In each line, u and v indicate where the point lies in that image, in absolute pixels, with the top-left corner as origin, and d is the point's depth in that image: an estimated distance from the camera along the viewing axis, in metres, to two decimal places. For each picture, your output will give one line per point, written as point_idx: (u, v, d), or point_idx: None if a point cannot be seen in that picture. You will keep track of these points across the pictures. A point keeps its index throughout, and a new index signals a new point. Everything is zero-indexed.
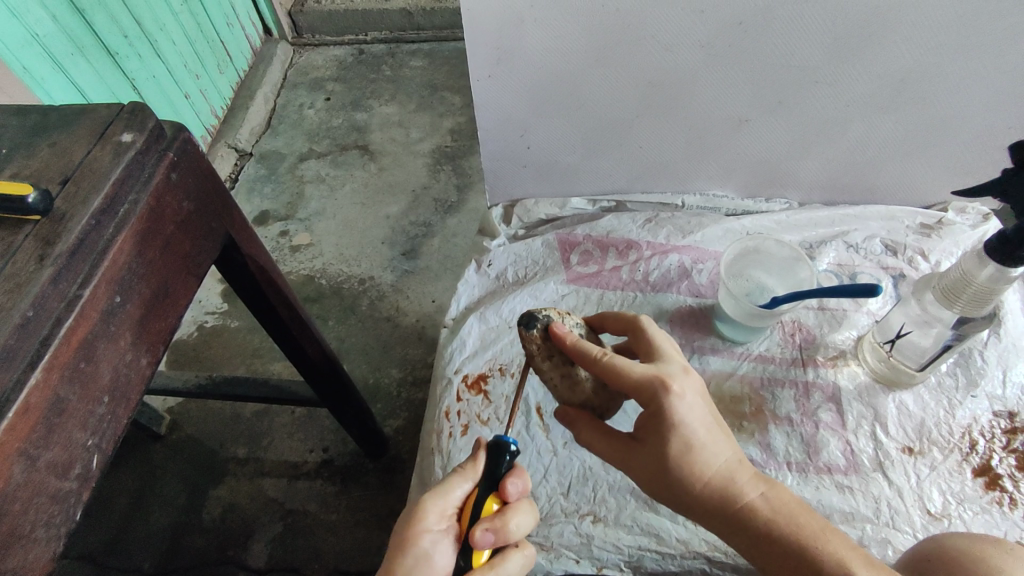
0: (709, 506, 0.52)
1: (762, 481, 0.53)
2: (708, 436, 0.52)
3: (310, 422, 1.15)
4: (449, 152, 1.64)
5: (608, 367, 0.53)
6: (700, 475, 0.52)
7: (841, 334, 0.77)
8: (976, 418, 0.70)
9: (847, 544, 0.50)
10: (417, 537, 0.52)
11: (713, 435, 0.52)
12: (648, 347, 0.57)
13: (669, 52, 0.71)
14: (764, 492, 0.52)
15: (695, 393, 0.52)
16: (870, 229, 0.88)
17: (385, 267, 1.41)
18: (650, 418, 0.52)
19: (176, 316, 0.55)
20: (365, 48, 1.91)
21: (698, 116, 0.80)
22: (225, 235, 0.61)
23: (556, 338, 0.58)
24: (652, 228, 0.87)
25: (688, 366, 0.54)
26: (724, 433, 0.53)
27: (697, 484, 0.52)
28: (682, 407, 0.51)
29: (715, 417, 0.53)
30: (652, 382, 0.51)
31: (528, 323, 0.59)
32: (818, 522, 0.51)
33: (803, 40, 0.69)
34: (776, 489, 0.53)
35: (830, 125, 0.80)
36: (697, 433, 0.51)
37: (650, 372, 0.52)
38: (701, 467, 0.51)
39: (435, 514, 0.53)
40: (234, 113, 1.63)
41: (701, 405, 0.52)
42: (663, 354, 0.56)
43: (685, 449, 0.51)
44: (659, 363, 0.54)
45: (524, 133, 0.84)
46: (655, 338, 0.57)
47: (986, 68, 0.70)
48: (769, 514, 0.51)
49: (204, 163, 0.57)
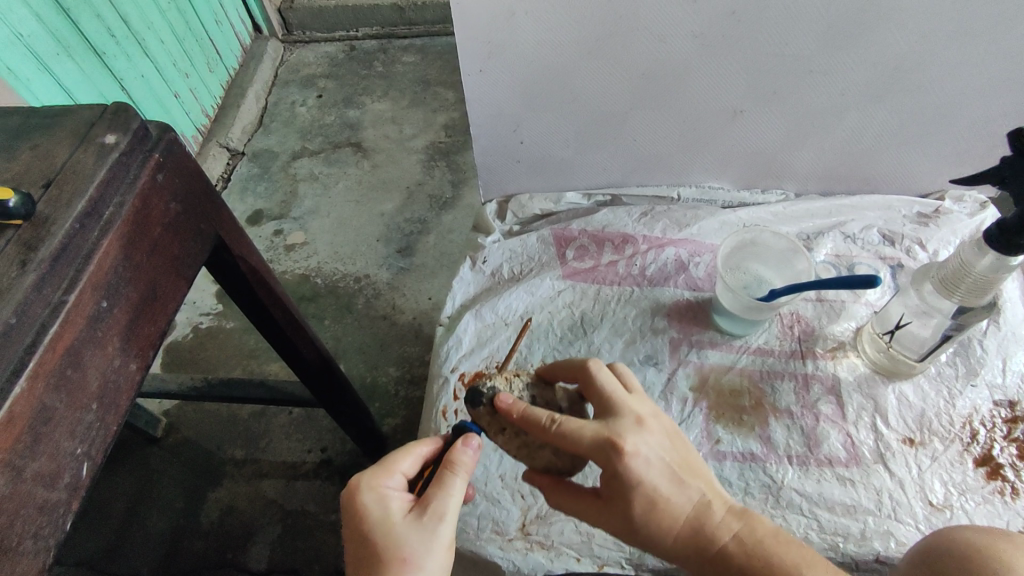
0: (684, 549, 0.52)
1: (734, 518, 0.52)
2: (669, 489, 0.51)
3: (307, 422, 1.14)
4: (443, 148, 1.63)
5: (557, 436, 0.51)
6: (666, 530, 0.51)
7: (840, 326, 0.76)
8: (977, 407, 0.70)
9: (822, 569, 0.49)
10: (443, 553, 0.50)
11: (676, 485, 0.51)
12: (598, 396, 0.55)
13: (661, 44, 0.70)
14: (738, 531, 0.51)
15: (651, 447, 0.51)
16: (868, 219, 0.87)
17: (380, 265, 1.40)
18: (609, 481, 0.51)
19: (166, 319, 0.54)
20: (356, 44, 1.90)
21: (692, 108, 0.79)
22: (214, 236, 0.60)
23: (501, 411, 0.54)
24: (648, 222, 0.86)
25: (643, 416, 0.53)
26: (689, 476, 0.52)
27: (668, 537, 0.51)
28: (639, 466, 0.50)
29: (679, 463, 0.52)
30: (605, 447, 0.50)
31: (473, 399, 0.57)
32: (792, 553, 0.50)
33: (798, 28, 0.68)
34: (748, 523, 0.52)
35: (826, 114, 0.79)
36: (658, 488, 0.50)
37: (603, 433, 0.50)
38: (666, 522, 0.51)
39: (372, 498, 0.52)
40: (225, 112, 1.62)
41: (659, 457, 0.51)
42: (618, 404, 0.54)
43: (647, 507, 0.51)
44: (612, 418, 0.52)
45: (517, 127, 0.83)
46: (605, 385, 0.55)
47: (981, 55, 0.69)
48: (743, 555, 0.50)
49: (191, 164, 0.56)
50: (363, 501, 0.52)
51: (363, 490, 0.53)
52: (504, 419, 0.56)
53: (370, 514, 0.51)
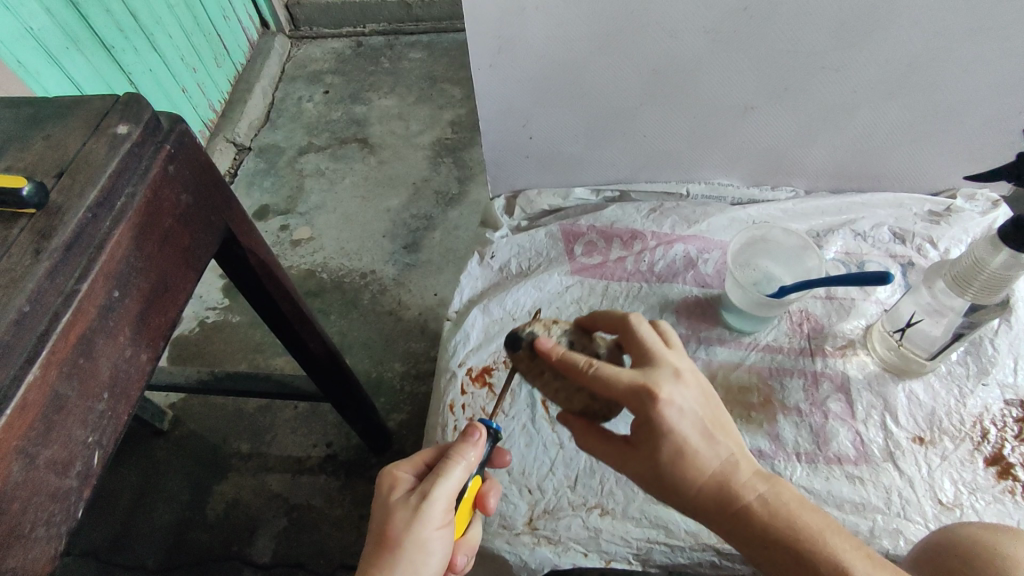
0: (706, 505, 0.51)
1: (761, 480, 0.51)
2: (701, 440, 0.51)
3: (313, 417, 1.15)
4: (449, 144, 1.63)
5: (594, 379, 0.51)
6: (692, 478, 0.51)
7: (850, 323, 0.76)
8: (987, 406, 0.69)
9: (849, 541, 0.48)
10: (426, 530, 0.50)
11: (706, 439, 0.51)
12: (638, 347, 0.55)
13: (672, 39, 0.70)
14: (764, 493, 0.51)
15: (686, 397, 0.51)
16: (878, 217, 0.86)
17: (386, 260, 1.40)
18: (642, 423, 0.51)
19: (176, 310, 0.54)
20: (363, 40, 1.90)
21: (703, 104, 0.79)
22: (224, 228, 0.60)
23: (541, 353, 0.55)
24: (657, 218, 0.86)
25: (681, 368, 0.52)
26: (720, 433, 0.52)
27: (691, 488, 0.51)
28: (672, 415, 0.50)
29: (712, 419, 0.52)
30: (639, 391, 0.50)
31: (513, 342, 0.58)
32: (819, 520, 0.49)
33: (810, 24, 0.67)
34: (775, 487, 0.51)
35: (838, 111, 0.78)
36: (688, 438, 0.50)
37: (638, 380, 0.50)
38: (695, 469, 0.51)
39: (386, 480, 0.55)
40: (232, 107, 1.62)
41: (692, 408, 0.51)
42: (654, 355, 0.53)
43: (675, 453, 0.50)
44: (649, 367, 0.52)
45: (527, 123, 0.83)
46: (644, 339, 0.55)
47: (996, 52, 0.68)
48: (768, 514, 0.50)
49: (202, 156, 0.56)
50: (380, 483, 0.55)
51: (384, 473, 0.56)
52: (543, 362, 0.56)
53: (381, 495, 0.54)
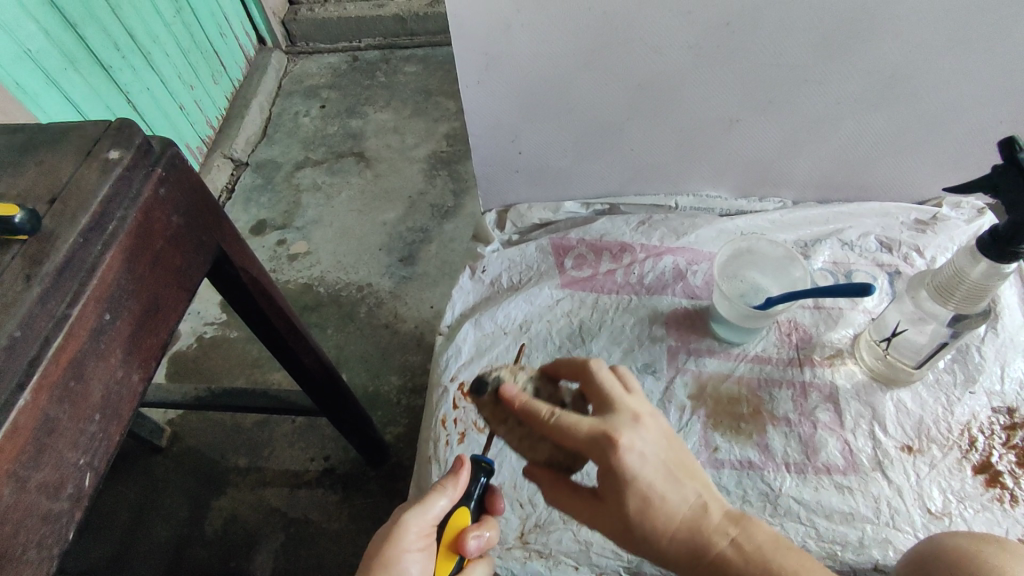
0: (674, 551, 0.51)
1: (731, 524, 0.52)
2: (665, 487, 0.51)
3: (309, 431, 1.15)
4: (445, 157, 1.64)
5: (556, 429, 0.51)
6: (657, 530, 0.51)
7: (838, 333, 0.77)
8: (975, 414, 0.70)
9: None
10: (398, 549, 0.52)
11: (672, 484, 0.51)
12: (598, 395, 0.55)
13: (656, 54, 0.71)
14: (733, 537, 0.52)
15: (647, 442, 0.51)
16: (865, 226, 0.87)
17: (382, 273, 1.41)
18: (604, 476, 0.51)
19: (167, 331, 0.55)
20: (358, 55, 1.92)
21: (689, 118, 0.80)
22: (216, 248, 0.61)
23: (506, 401, 0.55)
24: (646, 230, 0.87)
25: (639, 413, 0.53)
26: (687, 477, 0.53)
27: (661, 540, 0.51)
28: (634, 461, 0.50)
29: (675, 463, 0.52)
30: (600, 441, 0.50)
31: (478, 389, 0.58)
32: (791, 560, 0.51)
33: (791, 39, 0.68)
34: (745, 531, 0.52)
35: (821, 123, 0.80)
36: (653, 486, 0.51)
37: (599, 428, 0.50)
38: (663, 520, 0.51)
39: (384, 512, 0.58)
40: (229, 123, 1.64)
41: (655, 454, 0.51)
42: (615, 402, 0.54)
43: (641, 504, 0.50)
44: (610, 414, 0.52)
45: (516, 138, 0.84)
46: (606, 387, 0.55)
47: (976, 63, 0.70)
48: (742, 560, 0.50)
49: (194, 178, 0.57)
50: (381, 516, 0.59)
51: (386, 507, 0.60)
52: (506, 410, 0.56)
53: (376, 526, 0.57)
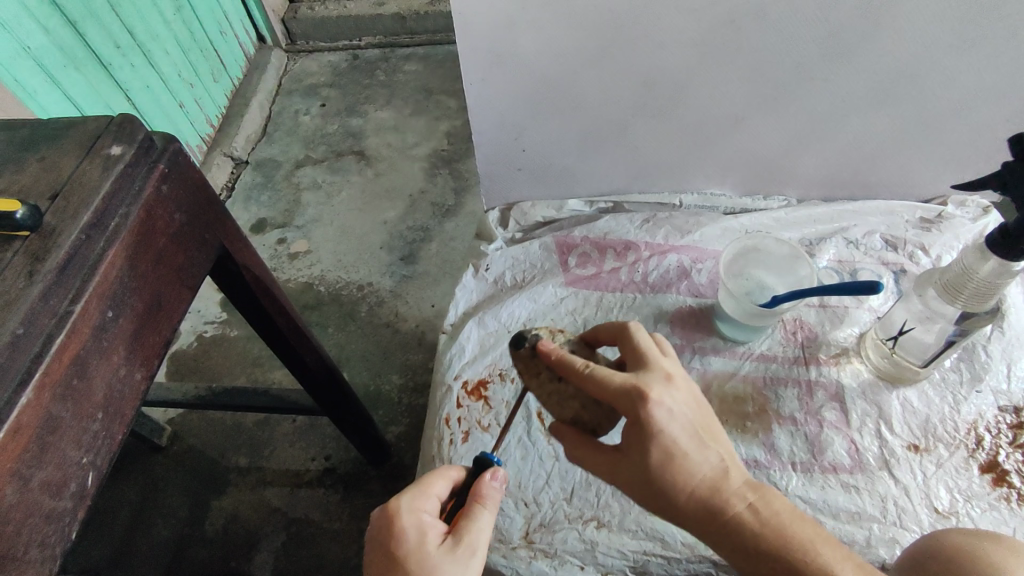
0: (690, 512, 0.51)
1: (750, 490, 0.52)
2: (691, 445, 0.51)
3: (311, 430, 1.14)
4: (445, 156, 1.64)
5: (590, 379, 0.51)
6: (679, 484, 0.51)
7: (843, 331, 0.76)
8: (981, 413, 0.70)
9: (836, 551, 0.50)
10: None
11: (698, 445, 0.51)
12: (635, 355, 0.55)
13: (662, 52, 0.71)
14: (752, 502, 0.51)
15: (677, 401, 0.51)
16: (869, 224, 0.87)
17: (383, 272, 1.41)
18: (632, 427, 0.51)
19: (170, 329, 0.55)
20: (358, 53, 1.91)
21: (693, 115, 0.79)
22: (219, 245, 0.61)
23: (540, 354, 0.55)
24: (650, 229, 0.86)
25: (673, 373, 0.53)
26: (712, 441, 0.52)
27: (682, 495, 0.51)
28: (661, 417, 0.50)
29: (703, 424, 0.52)
30: (633, 393, 0.50)
31: (515, 342, 0.57)
32: (807, 531, 0.51)
33: (798, 36, 0.68)
34: (765, 497, 0.52)
35: (826, 121, 0.79)
36: (679, 442, 0.50)
37: (632, 382, 0.50)
38: (686, 476, 0.51)
39: (411, 531, 0.51)
40: (229, 121, 1.63)
41: (684, 411, 0.51)
42: (649, 360, 0.54)
43: (663, 459, 0.50)
44: (642, 371, 0.52)
45: (519, 135, 0.84)
46: (642, 345, 0.55)
47: (983, 61, 0.69)
48: (757, 523, 0.50)
49: (196, 174, 0.56)
50: (403, 530, 0.51)
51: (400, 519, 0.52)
52: (541, 363, 0.55)
53: (412, 553, 0.50)
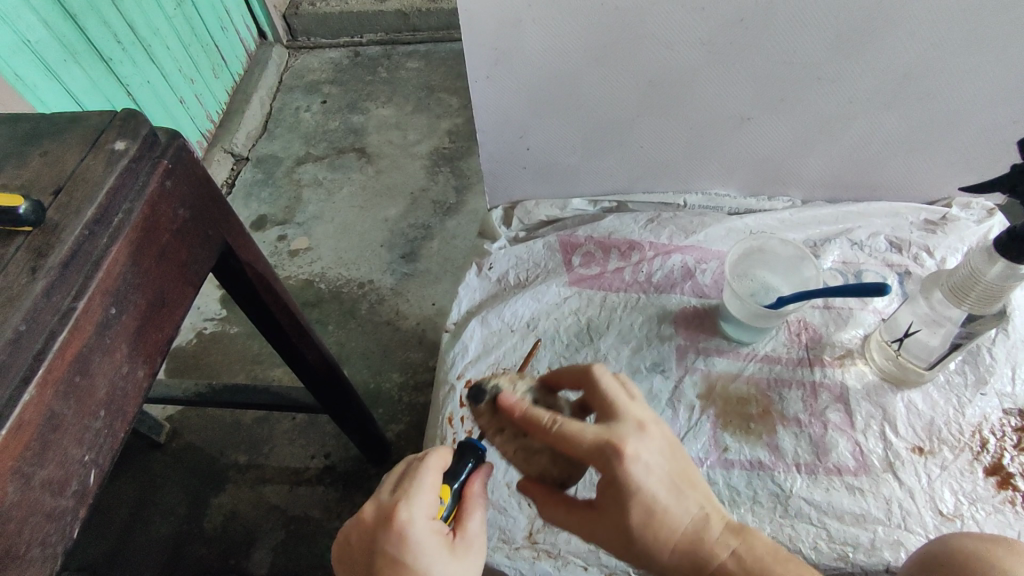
0: (673, 562, 0.51)
1: (732, 534, 0.52)
2: (668, 499, 0.50)
3: (311, 428, 1.14)
4: (447, 154, 1.63)
5: (558, 438, 0.50)
6: (657, 538, 0.50)
7: (848, 333, 0.76)
8: (986, 416, 0.69)
9: None
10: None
11: (675, 495, 0.51)
12: (600, 403, 0.53)
13: (668, 50, 0.70)
14: (735, 548, 0.51)
15: (653, 452, 0.50)
16: (874, 226, 0.86)
17: (384, 270, 1.40)
18: (607, 485, 0.50)
19: (173, 326, 0.54)
20: (360, 50, 1.91)
21: (699, 115, 0.79)
22: (222, 242, 0.60)
23: (505, 409, 0.54)
24: (654, 228, 0.85)
25: (644, 421, 0.52)
26: (689, 489, 0.52)
27: (663, 551, 0.51)
28: (639, 472, 0.49)
29: (679, 473, 0.52)
30: (605, 448, 0.49)
31: (476, 397, 0.57)
32: (790, 571, 0.51)
33: (805, 36, 0.68)
34: (746, 540, 0.52)
35: (832, 122, 0.79)
36: (657, 497, 0.50)
37: (603, 437, 0.49)
38: (664, 531, 0.50)
39: (424, 539, 0.48)
40: (230, 117, 1.63)
41: (659, 463, 0.50)
42: (618, 409, 0.52)
43: (638, 513, 0.50)
44: (614, 422, 0.51)
45: (524, 134, 0.83)
46: (609, 392, 0.53)
47: (991, 63, 0.69)
48: (742, 571, 0.50)
49: (200, 170, 0.56)
50: (415, 541, 0.48)
51: (412, 527, 0.48)
52: (505, 418, 0.55)
53: (427, 562, 0.48)
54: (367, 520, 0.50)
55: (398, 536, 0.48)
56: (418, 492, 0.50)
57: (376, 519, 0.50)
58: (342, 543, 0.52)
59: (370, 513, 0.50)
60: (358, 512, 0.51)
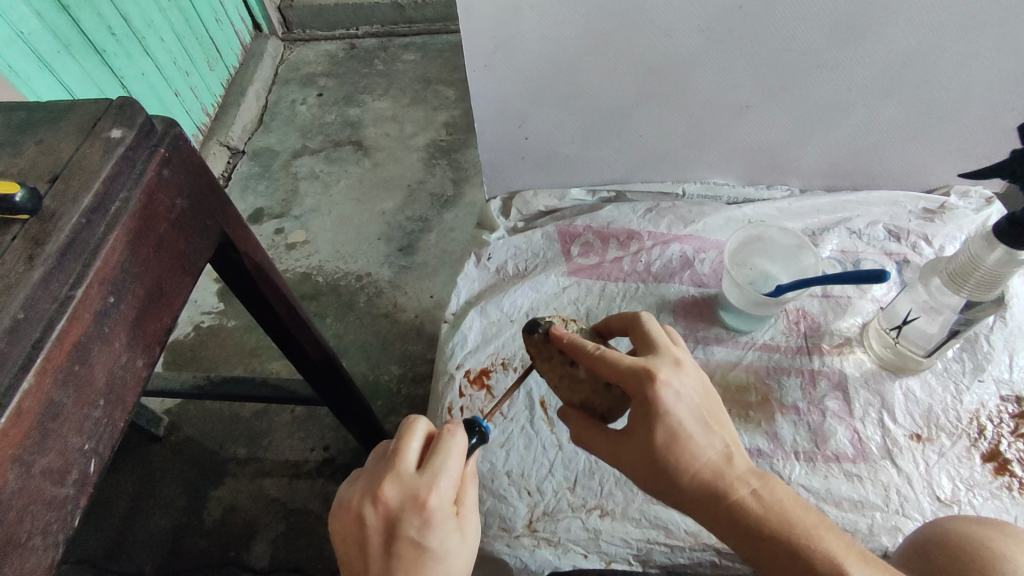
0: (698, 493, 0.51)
1: (754, 477, 0.51)
2: (694, 427, 0.51)
3: (310, 420, 1.14)
4: (444, 146, 1.63)
5: (600, 361, 0.52)
6: (681, 459, 0.51)
7: (846, 321, 0.76)
8: (984, 402, 0.70)
9: (840, 538, 0.48)
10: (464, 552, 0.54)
11: (702, 427, 0.51)
12: (645, 341, 0.56)
13: (667, 38, 0.70)
14: (757, 489, 0.50)
15: (685, 385, 0.51)
16: (873, 215, 0.86)
17: (381, 263, 1.40)
18: (639, 407, 0.51)
19: (172, 315, 0.54)
20: (356, 42, 1.90)
21: (698, 103, 0.79)
22: (219, 232, 0.60)
23: (553, 340, 0.57)
24: (653, 218, 0.85)
25: (681, 359, 0.53)
26: (717, 425, 0.52)
27: (686, 475, 0.51)
28: (668, 398, 0.50)
29: (709, 410, 0.52)
30: (639, 373, 0.51)
31: (527, 330, 0.59)
32: (812, 518, 0.49)
33: (804, 24, 0.68)
34: (769, 485, 0.51)
35: (831, 110, 0.79)
36: (684, 424, 0.51)
37: (639, 363, 0.51)
38: (688, 457, 0.51)
39: (446, 522, 0.49)
40: (226, 110, 1.62)
41: (691, 396, 0.51)
42: (660, 346, 0.54)
43: (663, 434, 0.50)
44: (652, 355, 0.53)
45: (522, 124, 0.83)
46: (652, 331, 0.56)
47: (991, 49, 0.69)
48: (761, 509, 0.49)
49: (197, 160, 0.56)
50: (439, 526, 0.48)
51: (439, 512, 0.48)
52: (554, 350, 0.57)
53: (445, 544, 0.48)
54: (387, 500, 0.48)
55: (426, 520, 0.48)
56: (443, 475, 0.49)
57: (399, 502, 0.48)
58: (348, 519, 0.50)
59: (390, 493, 0.49)
60: (376, 490, 0.49)
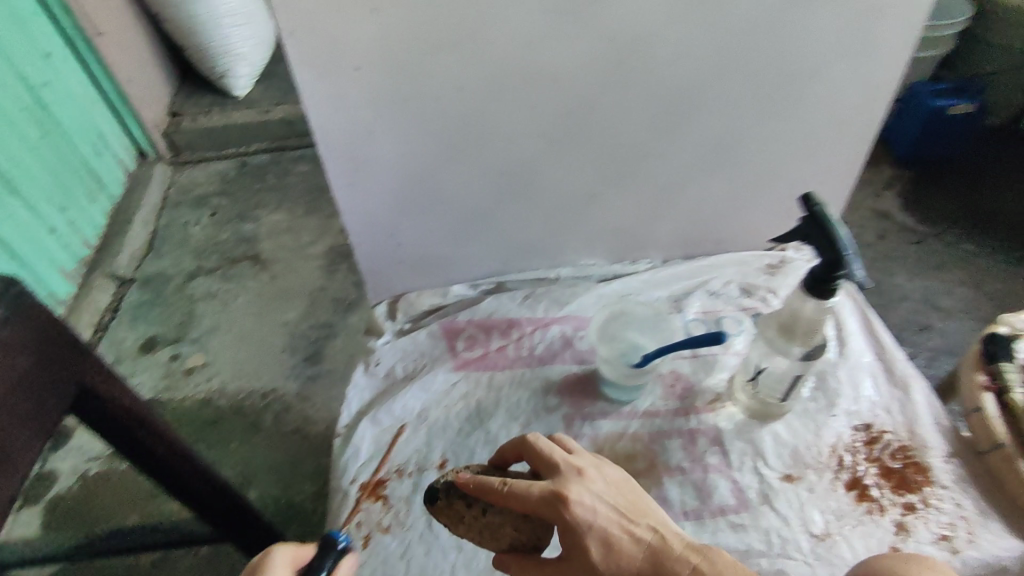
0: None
1: (692, 552, 0.52)
2: (621, 527, 0.53)
3: (212, 564, 1.05)
4: (344, 250, 1.65)
5: (509, 496, 0.55)
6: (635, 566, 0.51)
7: (715, 378, 0.82)
8: (840, 435, 0.76)
9: None
10: None
11: (626, 526, 0.53)
12: (542, 461, 0.58)
13: (511, 144, 0.79)
14: (697, 565, 0.51)
15: (596, 493, 0.54)
16: (726, 275, 0.95)
17: (287, 376, 1.37)
18: (562, 531, 0.54)
19: (12, 480, 0.51)
20: (247, 159, 1.93)
21: (550, 199, 0.87)
22: (78, 383, 0.58)
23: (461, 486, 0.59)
24: (530, 303, 0.89)
25: (584, 467, 0.57)
26: (639, 517, 0.54)
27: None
28: (586, 512, 0.53)
29: (625, 507, 0.55)
30: (551, 498, 0.54)
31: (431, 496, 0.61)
32: None
33: (629, 118, 0.79)
34: (707, 557, 0.52)
35: (665, 191, 0.90)
36: (609, 529, 0.53)
37: (546, 488, 0.54)
38: (624, 560, 0.52)
39: None
40: (111, 239, 1.58)
41: (605, 502, 0.54)
42: (556, 462, 0.57)
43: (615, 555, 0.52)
44: (554, 476, 0.56)
45: (393, 232, 0.87)
46: (544, 450, 0.58)
47: (777, 126, 0.83)
48: None
49: (47, 315, 0.54)
50: None
51: None
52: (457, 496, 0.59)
53: None
54: None
55: None
56: None
57: None
58: None
59: None
60: None
